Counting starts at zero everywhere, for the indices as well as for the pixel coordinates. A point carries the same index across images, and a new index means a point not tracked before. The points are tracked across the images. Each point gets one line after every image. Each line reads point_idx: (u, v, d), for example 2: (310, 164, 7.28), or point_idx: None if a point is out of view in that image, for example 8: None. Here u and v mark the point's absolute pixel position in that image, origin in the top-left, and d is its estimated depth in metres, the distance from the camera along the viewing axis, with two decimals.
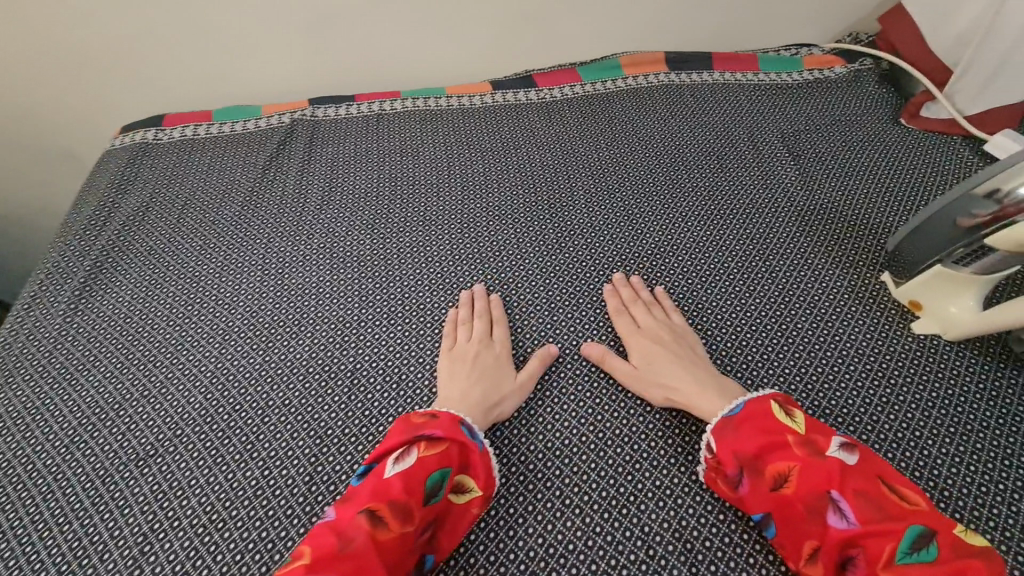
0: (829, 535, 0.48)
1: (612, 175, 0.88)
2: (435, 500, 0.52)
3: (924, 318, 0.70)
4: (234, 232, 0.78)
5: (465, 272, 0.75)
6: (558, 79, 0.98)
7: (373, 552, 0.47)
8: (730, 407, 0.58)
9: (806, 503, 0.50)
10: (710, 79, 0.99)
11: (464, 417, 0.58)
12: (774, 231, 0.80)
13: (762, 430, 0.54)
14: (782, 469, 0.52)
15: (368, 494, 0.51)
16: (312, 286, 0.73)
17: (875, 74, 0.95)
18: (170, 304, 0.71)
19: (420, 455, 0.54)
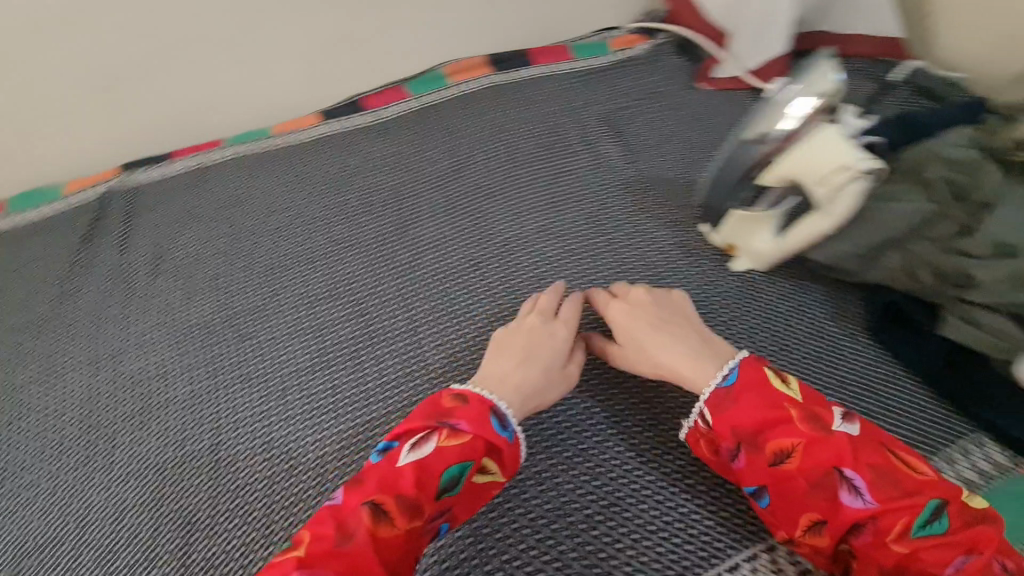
0: (840, 515, 0.46)
1: (448, 177, 0.85)
2: (449, 494, 0.48)
3: (742, 259, 0.71)
4: (199, 253, 0.77)
5: (423, 272, 0.73)
6: (386, 99, 0.98)
7: (372, 551, 0.44)
8: (723, 374, 0.53)
9: (810, 480, 0.47)
10: (533, 73, 1.02)
11: (498, 403, 0.53)
12: (606, 205, 0.80)
13: (763, 397, 0.50)
14: (785, 445, 0.48)
15: (355, 496, 0.47)
16: (275, 309, 0.70)
17: (671, 46, 1.07)
18: (132, 331, 0.70)
19: (438, 444, 0.49)
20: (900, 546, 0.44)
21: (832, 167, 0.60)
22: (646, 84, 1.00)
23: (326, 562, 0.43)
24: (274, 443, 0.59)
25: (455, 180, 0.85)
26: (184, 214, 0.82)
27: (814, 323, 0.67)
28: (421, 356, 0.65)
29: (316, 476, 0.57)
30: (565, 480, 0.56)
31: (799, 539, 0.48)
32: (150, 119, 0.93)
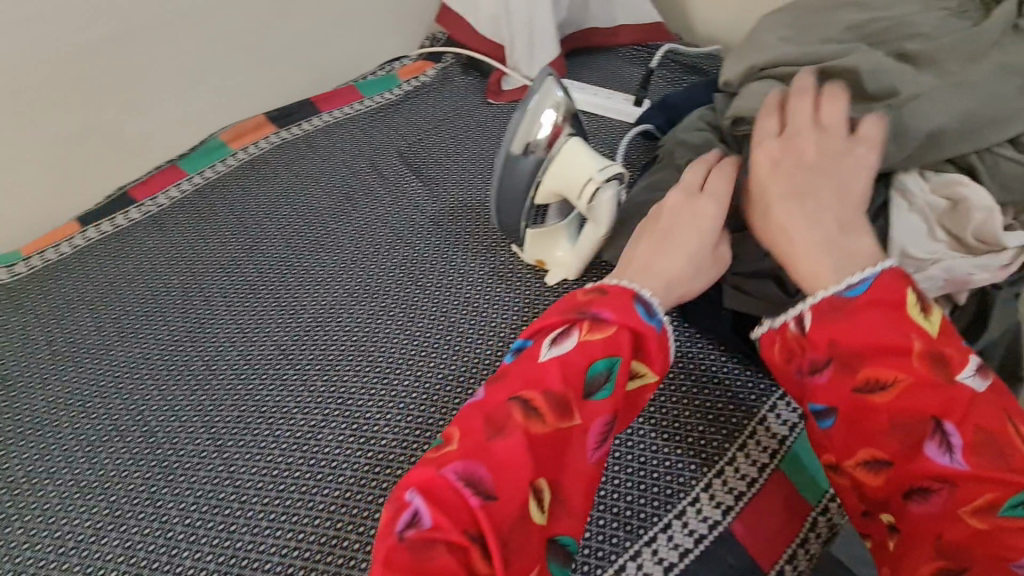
0: (911, 463, 0.41)
1: (241, 258, 0.78)
2: (595, 397, 0.44)
3: (553, 270, 0.70)
4: (181, 285, 0.76)
5: (374, 295, 0.73)
6: (158, 185, 0.88)
7: (524, 449, 0.42)
8: (851, 281, 0.44)
9: (896, 421, 0.41)
10: (320, 123, 0.96)
11: (637, 291, 0.49)
12: (415, 247, 0.77)
13: (886, 320, 0.42)
14: (883, 377, 0.42)
15: (557, 369, 0.44)
16: (323, 317, 0.71)
17: (458, 66, 1.05)
18: (173, 346, 0.70)
19: (581, 339, 0.46)
20: (977, 522, 0.38)
21: (583, 179, 0.63)
22: (440, 109, 0.98)
23: (481, 460, 0.41)
24: None
25: (249, 260, 0.78)
26: None
27: None
28: (229, 477, 0.58)
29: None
30: None
31: (845, 468, 0.44)
32: None
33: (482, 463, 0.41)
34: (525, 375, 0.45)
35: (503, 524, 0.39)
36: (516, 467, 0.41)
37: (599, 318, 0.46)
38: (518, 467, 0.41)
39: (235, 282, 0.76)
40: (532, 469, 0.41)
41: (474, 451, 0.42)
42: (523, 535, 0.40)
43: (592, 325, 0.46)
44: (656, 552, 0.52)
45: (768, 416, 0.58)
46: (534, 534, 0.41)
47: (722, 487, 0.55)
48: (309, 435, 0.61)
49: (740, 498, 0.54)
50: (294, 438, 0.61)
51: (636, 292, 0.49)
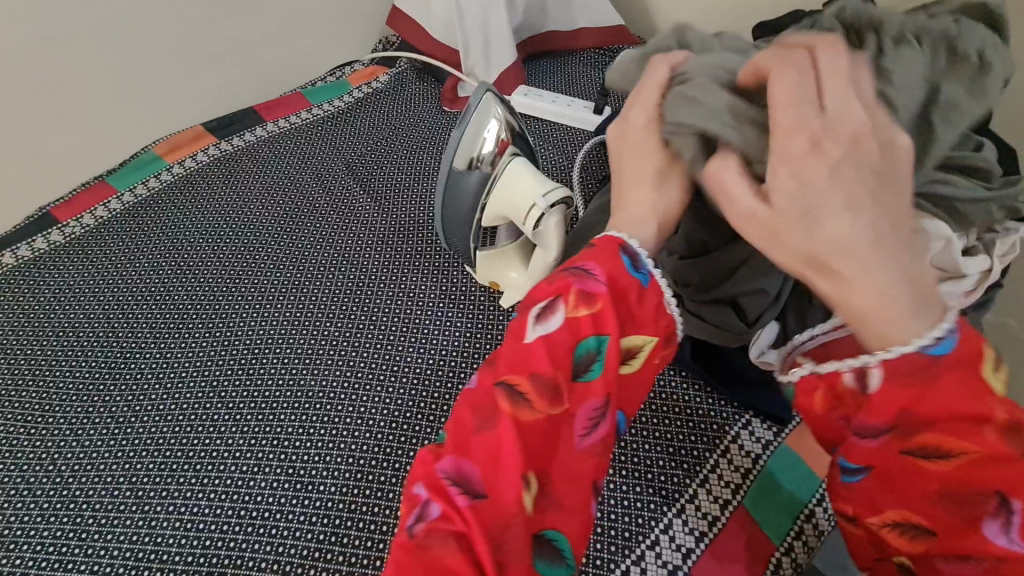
0: (961, 544, 0.35)
1: (181, 284, 0.75)
2: (586, 375, 0.40)
3: (508, 293, 0.66)
4: (96, 324, 0.72)
5: (296, 330, 0.70)
6: (84, 205, 0.81)
7: (517, 440, 0.38)
8: (936, 338, 0.35)
9: (954, 497, 0.35)
10: (264, 133, 0.90)
11: (624, 242, 0.45)
12: (362, 269, 0.75)
13: (965, 384, 0.35)
14: (951, 450, 0.35)
15: (545, 347, 0.40)
16: (248, 354, 0.68)
17: (413, 71, 1.01)
18: (86, 397, 0.66)
19: (570, 313, 0.41)
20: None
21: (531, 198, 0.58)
22: (392, 118, 0.93)
23: (473, 459, 0.38)
24: None
25: (187, 286, 0.75)
26: None
27: None
28: (171, 523, 0.57)
29: None
30: None
31: (870, 524, 0.39)
32: None
33: (472, 461, 0.38)
34: (512, 357, 0.41)
35: (497, 519, 0.36)
36: (506, 459, 0.37)
37: (588, 286, 0.41)
38: (512, 462, 0.37)
39: (152, 320, 0.72)
40: (523, 464, 0.37)
41: (461, 447, 0.38)
42: (514, 536, 0.36)
43: (582, 293, 0.41)
44: None
45: (731, 446, 0.56)
46: (528, 529, 0.37)
47: (683, 527, 0.52)
48: (243, 478, 0.59)
49: (700, 540, 0.51)
50: (225, 484, 0.59)
51: (622, 244, 0.44)
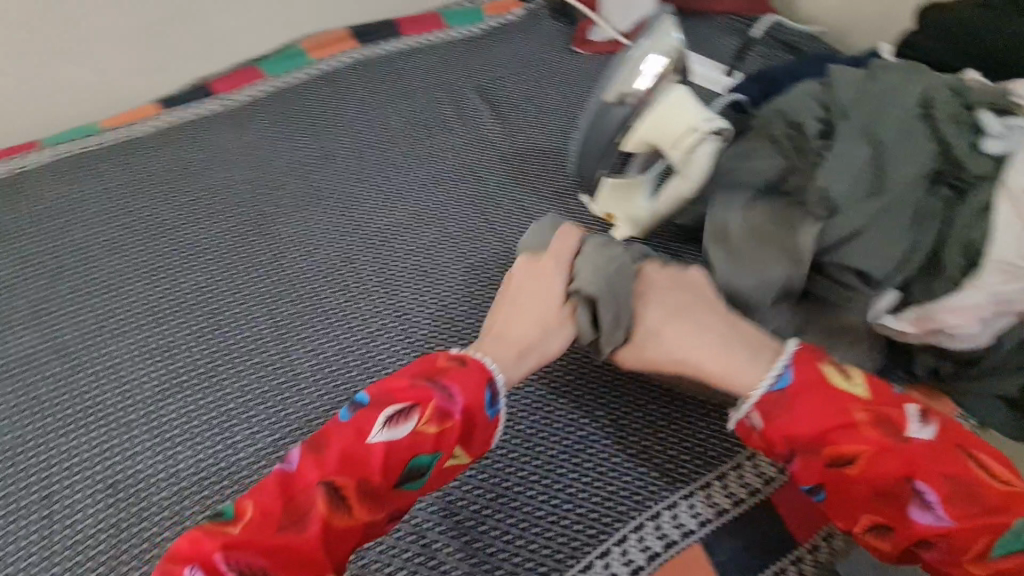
0: (905, 529, 0.44)
1: (315, 164, 0.78)
2: (406, 486, 0.46)
3: (621, 226, 0.69)
4: (233, 185, 0.75)
5: (420, 223, 0.72)
6: (238, 82, 0.88)
7: (321, 544, 0.42)
8: (775, 375, 0.48)
9: (875, 493, 0.44)
10: (401, 45, 0.95)
11: (495, 375, 0.50)
12: (485, 181, 0.77)
13: (824, 405, 0.46)
14: (844, 454, 0.45)
15: (382, 458, 0.45)
16: (374, 236, 0.71)
17: (546, 10, 1.02)
18: (220, 246, 0.69)
19: (349, 448, 0.45)
20: (971, 561, 0.42)
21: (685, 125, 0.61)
22: (521, 51, 0.96)
23: (261, 549, 0.41)
24: (120, 486, 0.53)
25: (319, 167, 0.78)
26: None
27: None
28: (296, 370, 0.60)
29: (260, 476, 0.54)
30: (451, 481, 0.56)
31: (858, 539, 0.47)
32: None
33: (270, 556, 0.41)
34: (351, 455, 0.45)
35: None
36: (308, 555, 0.42)
37: (445, 407, 0.46)
38: (317, 561, 0.42)
39: (284, 190, 0.75)
40: (323, 566, 0.42)
41: (278, 539, 0.41)
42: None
43: (438, 409, 0.46)
44: (661, 526, 0.54)
45: None
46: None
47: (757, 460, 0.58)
48: (364, 343, 0.62)
49: (754, 493, 0.56)
50: (349, 344, 0.62)
51: (491, 375, 0.50)
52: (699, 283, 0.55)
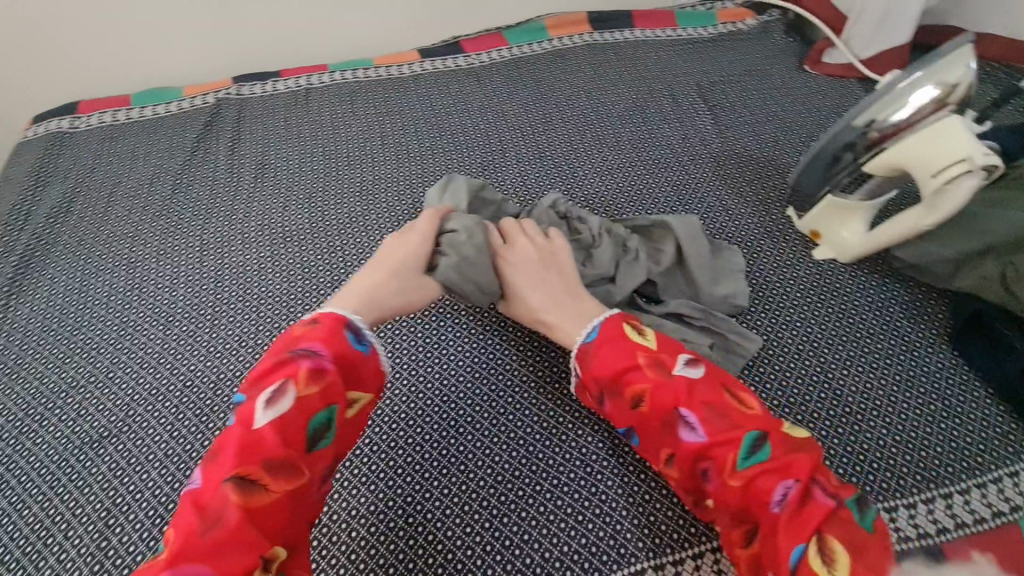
0: (682, 449, 0.48)
1: (539, 130, 0.87)
2: (319, 444, 0.46)
3: (825, 247, 0.71)
4: (470, 133, 0.86)
5: (626, 199, 0.78)
6: (484, 45, 0.99)
7: (247, 526, 0.41)
8: (586, 332, 0.55)
9: (660, 420, 0.49)
10: (631, 36, 1.00)
11: (351, 318, 0.51)
12: (691, 176, 0.80)
13: (624, 344, 0.52)
14: (637, 390, 0.50)
15: (273, 431, 0.44)
16: (582, 203, 0.78)
17: (781, 25, 1.02)
18: (454, 180, 0.80)
19: (262, 428, 0.44)
20: (733, 479, 0.46)
21: (948, 159, 0.56)
22: (747, 61, 0.96)
23: (201, 558, 0.38)
24: None
25: (542, 134, 0.86)
26: (288, 130, 0.87)
27: (892, 319, 0.66)
28: None
29: (462, 375, 0.64)
30: None
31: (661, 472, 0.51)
32: (255, 29, 0.95)
33: (206, 559, 0.38)
34: (245, 445, 0.43)
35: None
36: (239, 551, 0.40)
37: (317, 365, 0.46)
38: (252, 545, 0.41)
39: (510, 147, 0.85)
40: (260, 547, 0.41)
41: (207, 544, 0.39)
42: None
43: (309, 372, 0.46)
44: None
45: (991, 485, 0.55)
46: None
47: (944, 510, 0.54)
48: None
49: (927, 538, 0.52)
50: None
51: (347, 321, 0.51)
52: (563, 253, 0.62)
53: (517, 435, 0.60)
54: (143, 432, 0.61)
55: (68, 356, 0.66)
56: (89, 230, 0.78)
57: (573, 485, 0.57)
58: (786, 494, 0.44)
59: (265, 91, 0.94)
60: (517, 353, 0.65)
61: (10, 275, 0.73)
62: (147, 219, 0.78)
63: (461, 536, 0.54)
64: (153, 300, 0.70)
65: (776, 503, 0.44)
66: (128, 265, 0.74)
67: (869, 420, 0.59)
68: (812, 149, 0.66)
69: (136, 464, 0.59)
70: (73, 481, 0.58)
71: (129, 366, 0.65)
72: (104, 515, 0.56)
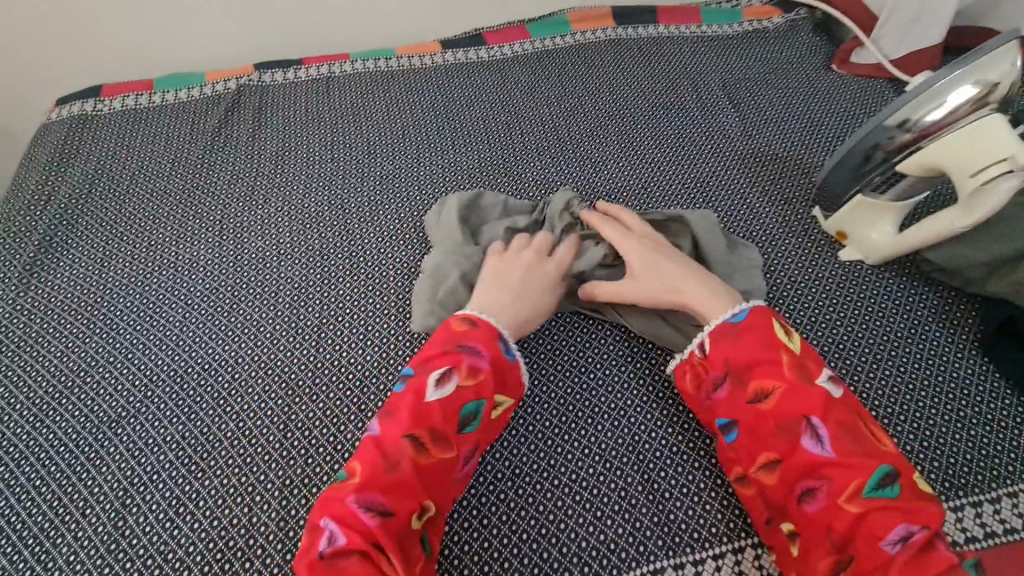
0: (796, 457, 0.50)
1: (561, 123, 0.86)
2: (467, 429, 0.52)
3: (851, 247, 0.70)
4: (491, 125, 0.86)
5: (648, 194, 0.77)
6: (507, 37, 0.98)
7: (415, 478, 0.48)
8: (733, 312, 0.58)
9: (779, 422, 0.52)
10: (656, 32, 0.99)
11: (500, 328, 0.58)
12: (714, 173, 0.79)
13: (767, 340, 0.55)
14: (766, 387, 0.53)
15: (439, 408, 0.52)
16: (604, 197, 0.77)
17: (809, 23, 1.00)
18: (475, 172, 0.80)
19: (428, 399, 0.52)
20: (851, 504, 0.47)
21: (986, 159, 0.55)
22: (774, 59, 0.95)
23: (378, 487, 0.47)
24: (376, 330, 0.66)
25: (565, 128, 0.86)
26: (309, 118, 0.87)
27: (920, 322, 0.65)
28: None
29: None
30: (639, 422, 0.59)
31: (751, 475, 0.52)
32: (279, 16, 0.95)
33: (382, 492, 0.47)
34: (413, 414, 0.51)
35: (400, 532, 0.46)
36: (402, 497, 0.48)
37: (476, 363, 0.54)
38: (406, 498, 0.48)
39: (532, 139, 0.84)
40: (419, 495, 0.48)
41: (383, 481, 0.48)
42: (412, 542, 0.47)
43: (469, 365, 0.54)
44: None
45: (1004, 499, 0.54)
46: (416, 541, 0.47)
47: (973, 519, 0.53)
48: None
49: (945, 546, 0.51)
50: None
51: (500, 332, 0.57)
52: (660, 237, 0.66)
53: (535, 428, 0.59)
54: (161, 413, 0.61)
55: (87, 336, 0.66)
56: (111, 211, 0.78)
57: (592, 480, 0.56)
58: (905, 535, 0.45)
59: (287, 78, 0.94)
60: (537, 348, 0.64)
61: (33, 253, 0.74)
62: (169, 202, 0.78)
63: (477, 529, 0.54)
64: (174, 282, 0.71)
65: (891, 543, 0.45)
66: (149, 248, 0.74)
67: (891, 425, 0.58)
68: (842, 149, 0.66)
69: (154, 445, 0.59)
70: (91, 460, 0.58)
71: (148, 346, 0.66)
72: (122, 495, 0.56)
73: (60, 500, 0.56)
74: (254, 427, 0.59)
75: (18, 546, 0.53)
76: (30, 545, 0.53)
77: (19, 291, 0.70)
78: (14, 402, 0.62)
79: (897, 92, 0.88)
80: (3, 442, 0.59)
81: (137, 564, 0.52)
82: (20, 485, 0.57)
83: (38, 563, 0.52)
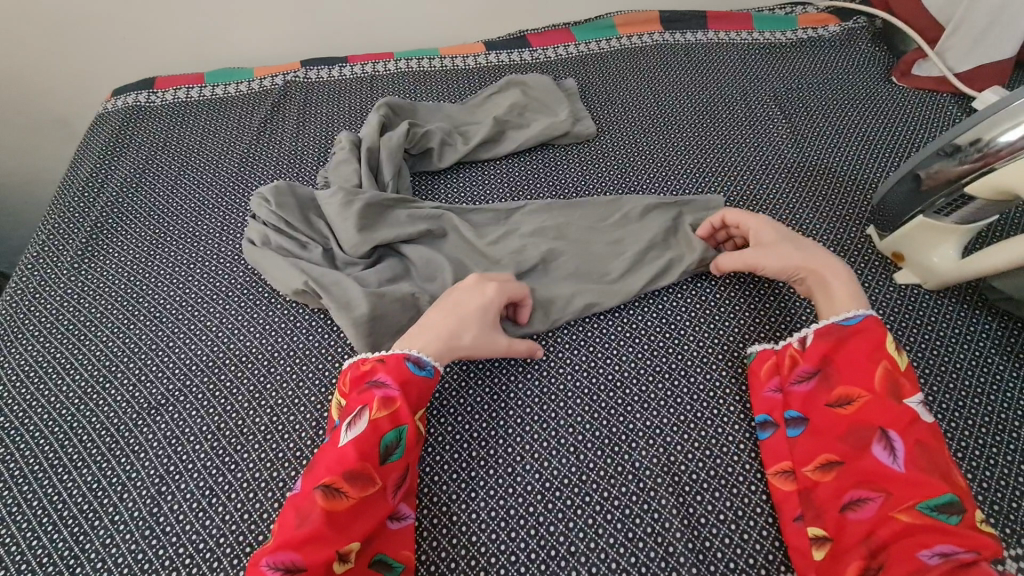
0: (860, 461, 0.50)
1: (603, 128, 0.85)
2: (392, 458, 0.52)
3: (908, 270, 0.66)
4: None
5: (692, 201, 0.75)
6: (551, 39, 0.97)
7: (335, 523, 0.48)
8: (846, 316, 0.57)
9: (852, 426, 0.52)
10: (705, 38, 0.97)
11: (411, 351, 0.58)
12: (761, 185, 0.77)
13: (871, 350, 0.54)
14: (852, 393, 0.53)
15: (355, 446, 0.51)
16: None
17: (868, 33, 0.96)
18: (516, 175, 0.79)
19: (343, 444, 0.51)
20: (903, 514, 0.46)
21: None
22: (827, 69, 0.91)
23: (300, 541, 0.47)
24: None
25: (607, 134, 0.84)
26: (352, 116, 0.87)
27: (981, 355, 0.61)
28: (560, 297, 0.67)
29: (518, 376, 0.62)
30: (676, 443, 0.57)
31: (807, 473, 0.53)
32: (327, 14, 0.96)
33: (301, 546, 0.46)
34: (331, 463, 0.50)
35: None
36: (322, 543, 0.47)
37: (387, 394, 0.54)
38: (332, 540, 0.47)
39: (573, 142, 0.83)
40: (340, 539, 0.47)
41: (303, 534, 0.47)
42: None
43: (381, 398, 0.54)
44: None
45: None
46: None
47: None
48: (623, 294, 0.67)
49: None
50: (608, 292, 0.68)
51: (405, 354, 0.57)
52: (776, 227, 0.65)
53: (568, 442, 0.58)
54: (198, 403, 0.62)
55: (131, 324, 0.68)
56: (158, 200, 0.80)
57: (625, 500, 0.54)
58: (947, 552, 0.44)
59: (331, 76, 0.95)
60: (574, 359, 0.63)
61: (84, 238, 0.76)
62: (211, 194, 0.80)
63: (506, 547, 0.52)
64: (215, 273, 0.72)
65: (929, 556, 0.44)
66: (192, 240, 0.75)
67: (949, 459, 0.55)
68: (903, 170, 0.64)
69: (191, 435, 0.60)
70: (130, 445, 0.59)
71: (186, 335, 0.67)
72: (158, 482, 0.57)
73: (99, 484, 0.57)
74: (288, 423, 0.60)
75: (58, 526, 0.55)
76: (70, 526, 0.55)
77: (69, 277, 0.72)
78: (61, 383, 0.64)
79: (961, 109, 0.83)
80: (50, 422, 0.61)
81: (169, 552, 0.53)
82: (62, 465, 0.58)
83: (77, 544, 0.54)
